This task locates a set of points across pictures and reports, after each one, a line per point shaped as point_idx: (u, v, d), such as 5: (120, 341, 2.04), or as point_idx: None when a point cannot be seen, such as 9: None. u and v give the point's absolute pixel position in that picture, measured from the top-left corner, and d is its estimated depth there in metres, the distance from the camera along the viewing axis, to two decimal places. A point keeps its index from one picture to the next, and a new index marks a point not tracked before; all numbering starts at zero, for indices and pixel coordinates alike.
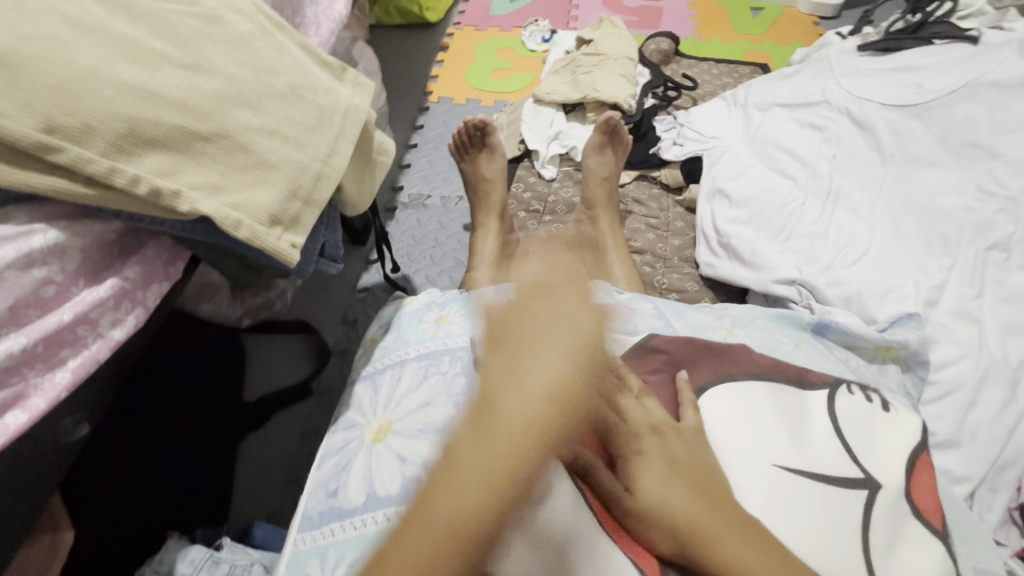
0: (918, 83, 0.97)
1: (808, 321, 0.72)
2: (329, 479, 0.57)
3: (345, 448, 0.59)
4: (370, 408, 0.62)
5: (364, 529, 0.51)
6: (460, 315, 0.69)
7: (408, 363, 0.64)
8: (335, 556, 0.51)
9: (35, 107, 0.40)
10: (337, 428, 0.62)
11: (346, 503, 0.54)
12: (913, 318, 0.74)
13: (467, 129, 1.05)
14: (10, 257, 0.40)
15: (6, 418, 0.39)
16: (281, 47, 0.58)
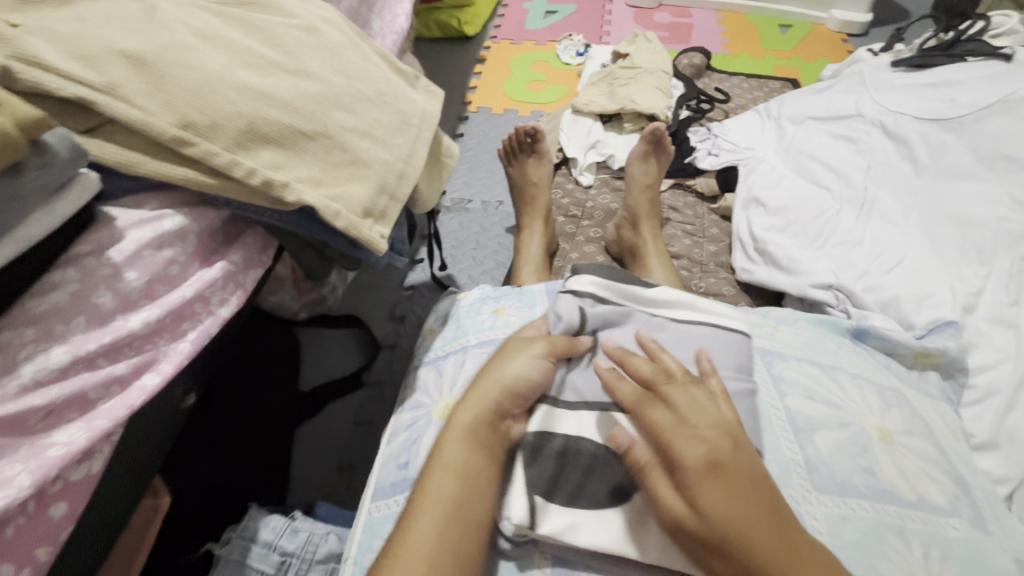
0: (952, 98, 1.00)
1: (847, 327, 0.74)
2: (400, 453, 0.60)
3: (413, 425, 0.62)
4: (435, 389, 0.64)
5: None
6: (516, 307, 0.72)
7: (469, 349, 0.67)
8: None
9: (173, 106, 0.46)
10: (404, 408, 0.65)
11: (418, 473, 0.57)
12: (952, 325, 0.76)
13: (517, 136, 1.10)
14: (147, 238, 0.45)
15: (143, 380, 0.43)
16: (365, 57, 0.64)
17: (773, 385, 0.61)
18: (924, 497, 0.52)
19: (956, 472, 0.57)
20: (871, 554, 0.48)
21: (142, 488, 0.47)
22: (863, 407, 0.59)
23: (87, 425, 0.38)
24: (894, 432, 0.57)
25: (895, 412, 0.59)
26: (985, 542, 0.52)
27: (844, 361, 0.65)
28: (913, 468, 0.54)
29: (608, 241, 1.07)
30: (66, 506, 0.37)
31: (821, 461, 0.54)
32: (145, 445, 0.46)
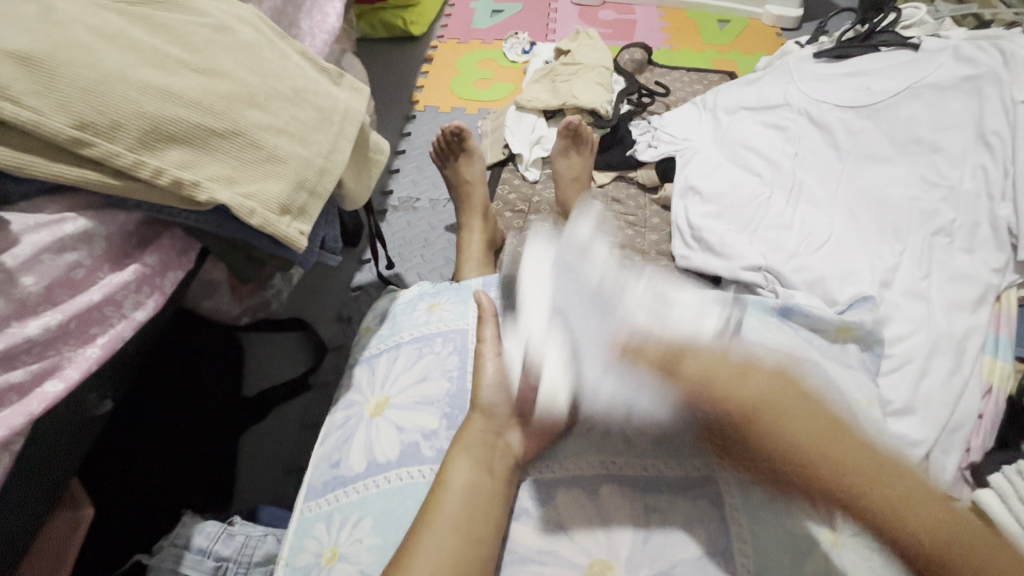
0: (867, 87, 1.06)
1: (773, 304, 0.76)
2: (332, 452, 0.60)
3: (346, 424, 0.62)
4: (369, 386, 0.65)
5: (367, 492, 0.55)
6: (450, 302, 0.72)
7: (403, 346, 0.68)
8: (340, 518, 0.54)
9: (69, 107, 0.45)
10: (338, 408, 0.65)
11: (348, 471, 0.57)
12: (868, 301, 0.80)
13: (444, 136, 1.11)
14: (46, 242, 0.44)
15: (45, 387, 0.42)
16: (283, 54, 0.63)
17: None
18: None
19: (865, 436, 0.60)
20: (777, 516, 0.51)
21: (55, 498, 0.46)
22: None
23: None
24: None
25: (811, 382, 0.62)
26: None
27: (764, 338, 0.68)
28: None
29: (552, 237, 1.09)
30: None
31: None
32: (53, 455, 0.44)
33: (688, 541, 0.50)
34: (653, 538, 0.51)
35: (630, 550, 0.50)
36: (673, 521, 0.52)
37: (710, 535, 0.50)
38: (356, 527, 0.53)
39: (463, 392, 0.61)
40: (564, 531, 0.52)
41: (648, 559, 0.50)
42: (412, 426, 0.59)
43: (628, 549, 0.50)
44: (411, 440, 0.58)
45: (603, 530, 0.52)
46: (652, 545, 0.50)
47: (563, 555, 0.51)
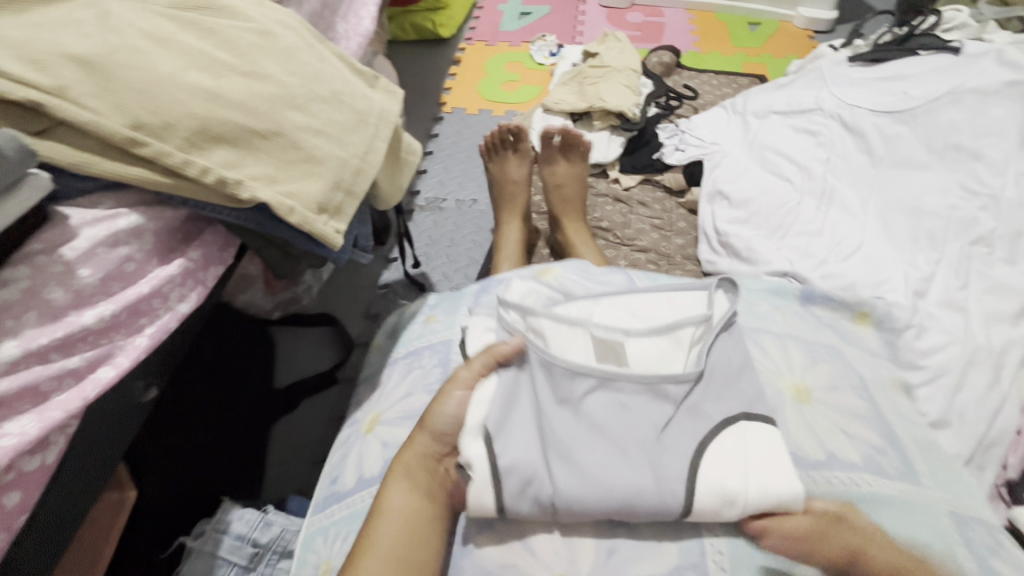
0: (904, 91, 1.04)
1: (793, 289, 0.75)
2: (332, 469, 0.62)
3: (346, 442, 0.64)
4: (369, 405, 0.67)
5: (356, 506, 0.56)
6: (444, 314, 0.74)
7: (397, 362, 0.70)
8: (335, 532, 0.55)
9: (125, 108, 0.47)
10: (341, 427, 0.67)
11: (344, 487, 0.58)
12: (884, 319, 0.74)
13: (500, 132, 1.13)
14: (102, 236, 0.47)
15: (98, 373, 0.44)
16: (322, 58, 0.65)
17: None
18: (834, 454, 0.56)
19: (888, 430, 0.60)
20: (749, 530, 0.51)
21: (105, 480, 0.49)
22: (783, 368, 0.64)
23: (40, 417, 0.39)
24: (814, 390, 0.61)
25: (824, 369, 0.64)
26: (913, 495, 0.54)
27: (776, 326, 0.70)
28: (827, 426, 0.59)
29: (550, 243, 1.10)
30: (19, 496, 0.39)
31: None
32: (103, 437, 0.47)
33: (659, 554, 0.50)
34: (620, 550, 0.50)
35: (593, 564, 0.49)
36: (680, 528, 0.51)
37: (685, 549, 0.50)
38: (346, 541, 0.53)
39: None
40: (525, 544, 0.51)
41: (613, 573, 0.49)
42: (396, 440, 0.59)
43: (590, 562, 0.49)
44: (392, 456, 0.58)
45: (565, 547, 0.50)
46: (618, 557, 0.49)
47: (527, 572, 0.49)
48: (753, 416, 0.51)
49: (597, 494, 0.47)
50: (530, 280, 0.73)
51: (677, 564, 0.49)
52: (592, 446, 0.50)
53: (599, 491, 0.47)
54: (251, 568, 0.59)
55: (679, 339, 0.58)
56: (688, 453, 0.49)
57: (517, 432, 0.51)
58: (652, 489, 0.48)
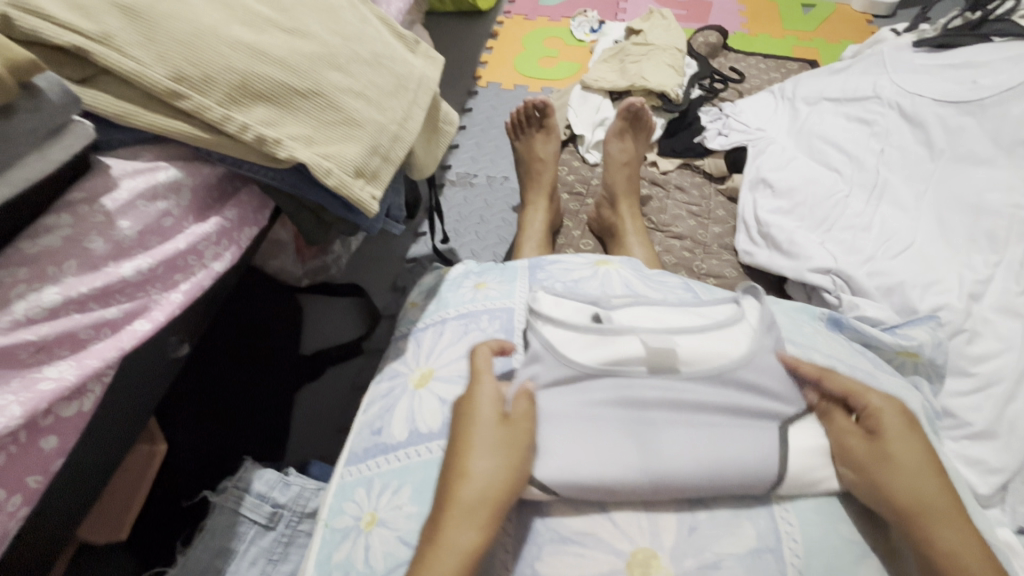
0: (973, 80, 0.96)
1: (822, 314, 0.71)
2: (374, 420, 0.61)
3: (390, 394, 0.62)
4: (414, 358, 0.65)
5: (408, 460, 0.55)
6: (497, 281, 0.72)
7: (448, 321, 0.68)
8: (380, 484, 0.55)
9: (167, 59, 0.46)
10: (382, 377, 0.65)
11: (390, 439, 0.58)
12: (931, 319, 0.70)
13: (527, 109, 1.10)
14: (141, 188, 0.46)
15: (134, 325, 0.44)
16: (364, 19, 0.64)
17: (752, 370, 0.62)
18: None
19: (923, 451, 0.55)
20: (827, 514, 0.49)
21: (137, 432, 0.49)
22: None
23: (78, 364, 0.40)
24: None
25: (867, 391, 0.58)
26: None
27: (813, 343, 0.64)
28: None
29: (589, 220, 1.07)
30: (57, 440, 0.39)
31: None
32: (136, 392, 0.47)
33: (737, 534, 0.48)
34: (700, 527, 0.48)
35: (674, 539, 0.48)
36: (721, 513, 0.49)
37: (761, 530, 0.48)
38: (396, 494, 0.53)
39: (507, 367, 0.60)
40: (606, 515, 0.49)
41: (694, 549, 0.47)
42: (454, 398, 0.58)
43: (672, 537, 0.48)
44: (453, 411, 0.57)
45: (647, 516, 0.49)
46: (700, 534, 0.48)
47: (604, 538, 0.48)
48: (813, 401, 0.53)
49: (685, 460, 0.48)
50: (586, 266, 0.72)
51: (757, 546, 0.47)
52: (678, 415, 0.50)
53: (689, 454, 0.48)
54: (270, 527, 0.60)
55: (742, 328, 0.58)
56: (765, 426, 0.51)
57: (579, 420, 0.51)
58: (741, 465, 0.48)
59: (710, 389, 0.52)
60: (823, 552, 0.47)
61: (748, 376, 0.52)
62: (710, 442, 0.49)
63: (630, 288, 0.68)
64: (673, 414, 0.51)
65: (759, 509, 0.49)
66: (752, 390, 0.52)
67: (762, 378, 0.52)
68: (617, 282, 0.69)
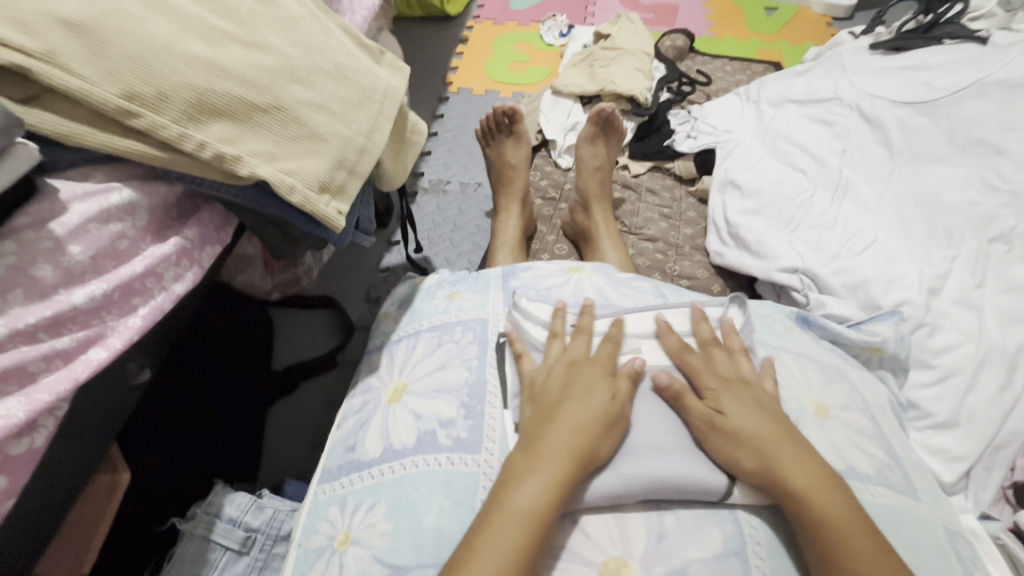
0: (927, 81, 1.00)
1: (790, 311, 0.70)
2: (348, 436, 0.60)
3: (363, 408, 0.61)
4: (387, 372, 0.64)
5: (381, 478, 0.54)
6: (470, 290, 0.71)
7: (422, 334, 0.67)
8: (353, 502, 0.53)
9: (117, 76, 0.44)
10: (356, 393, 0.64)
11: (364, 456, 0.56)
12: (894, 315, 0.73)
13: (494, 117, 1.09)
14: (92, 211, 0.45)
15: (89, 354, 0.42)
16: (326, 30, 0.63)
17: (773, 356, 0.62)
18: (853, 466, 0.52)
19: (891, 447, 0.56)
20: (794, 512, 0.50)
21: (96, 464, 0.47)
22: (802, 383, 0.59)
23: (27, 399, 0.38)
24: (831, 408, 0.56)
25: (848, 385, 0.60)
26: (916, 510, 0.51)
27: (787, 341, 0.64)
28: (844, 440, 0.54)
29: (563, 225, 1.08)
30: (7, 480, 0.37)
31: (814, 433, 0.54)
32: (95, 419, 0.45)
33: (703, 540, 0.47)
34: (668, 535, 0.47)
35: (644, 547, 0.46)
36: (688, 516, 0.49)
37: (728, 534, 0.47)
38: (370, 512, 0.52)
39: (484, 380, 0.59)
40: (578, 525, 0.48)
41: (663, 556, 0.46)
42: (429, 414, 0.57)
43: (642, 544, 0.47)
44: (428, 428, 0.56)
45: (617, 524, 0.48)
46: (669, 541, 0.47)
47: (578, 550, 0.46)
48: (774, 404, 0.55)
49: (652, 469, 0.48)
50: (560, 274, 0.72)
51: (723, 550, 0.46)
52: (645, 428, 0.52)
53: (658, 462, 0.49)
54: (243, 552, 0.58)
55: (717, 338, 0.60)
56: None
57: (587, 404, 0.51)
58: (703, 472, 0.49)
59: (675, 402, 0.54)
60: (785, 551, 0.47)
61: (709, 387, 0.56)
62: (677, 453, 0.50)
63: (602, 295, 0.68)
64: (639, 427, 0.53)
65: (724, 514, 0.49)
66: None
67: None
68: (589, 289, 0.69)
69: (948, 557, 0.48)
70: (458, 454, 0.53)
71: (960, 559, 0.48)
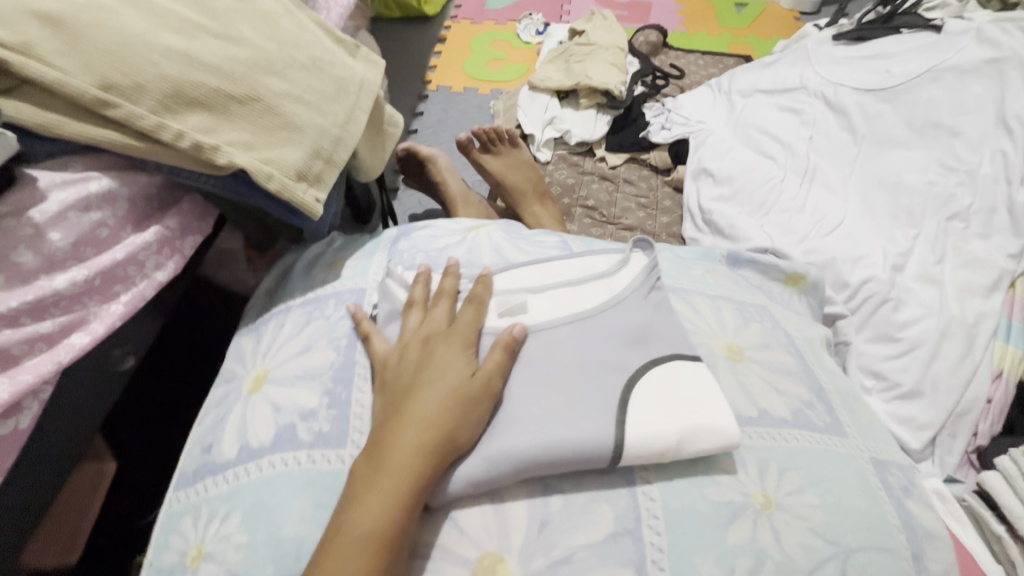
0: (887, 69, 1.04)
1: (720, 255, 0.71)
2: (207, 434, 0.51)
3: (223, 401, 0.52)
4: (251, 355, 0.55)
5: (237, 483, 0.46)
6: (354, 257, 0.64)
7: (291, 309, 0.59)
8: (207, 513, 0.45)
9: (93, 68, 0.45)
10: (217, 382, 0.55)
11: (218, 458, 0.48)
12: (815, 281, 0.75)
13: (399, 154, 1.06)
14: (72, 199, 0.45)
15: (72, 339, 0.44)
16: (301, 24, 0.64)
17: (685, 304, 0.60)
18: (765, 411, 0.51)
19: (815, 382, 0.56)
20: (701, 478, 0.46)
21: (83, 450, 0.48)
22: (715, 326, 0.58)
23: (12, 380, 0.39)
24: (746, 349, 0.56)
25: (766, 325, 0.59)
26: (838, 446, 0.51)
27: (705, 284, 0.64)
28: (759, 384, 0.53)
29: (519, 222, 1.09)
30: None
31: (734, 382, 0.53)
32: (81, 404, 0.46)
33: (594, 521, 0.43)
34: (552, 520, 0.43)
35: (524, 539, 0.42)
36: (577, 497, 0.44)
37: (620, 511, 0.44)
38: (224, 523, 0.44)
39: (352, 363, 0.52)
40: (451, 520, 0.43)
41: (543, 547, 0.42)
42: (290, 405, 0.49)
43: (521, 535, 0.42)
44: (287, 421, 0.48)
45: (495, 514, 0.43)
46: (551, 529, 0.42)
47: (451, 548, 0.42)
48: (679, 355, 0.50)
49: (520, 449, 0.43)
50: (456, 232, 0.66)
51: (614, 531, 0.43)
52: (517, 400, 0.47)
53: (529, 438, 0.44)
54: None
55: (611, 285, 0.55)
56: (615, 395, 0.46)
57: (439, 381, 0.45)
58: (581, 437, 0.44)
59: (551, 368, 0.49)
60: (689, 521, 0.44)
61: (599, 343, 0.50)
62: (549, 424, 0.44)
63: (499, 252, 0.62)
64: (514, 399, 0.47)
65: (621, 486, 0.45)
66: (605, 354, 0.49)
67: (617, 343, 0.50)
68: (485, 246, 0.63)
69: (874, 492, 0.48)
70: (319, 450, 0.47)
71: (888, 490, 0.49)
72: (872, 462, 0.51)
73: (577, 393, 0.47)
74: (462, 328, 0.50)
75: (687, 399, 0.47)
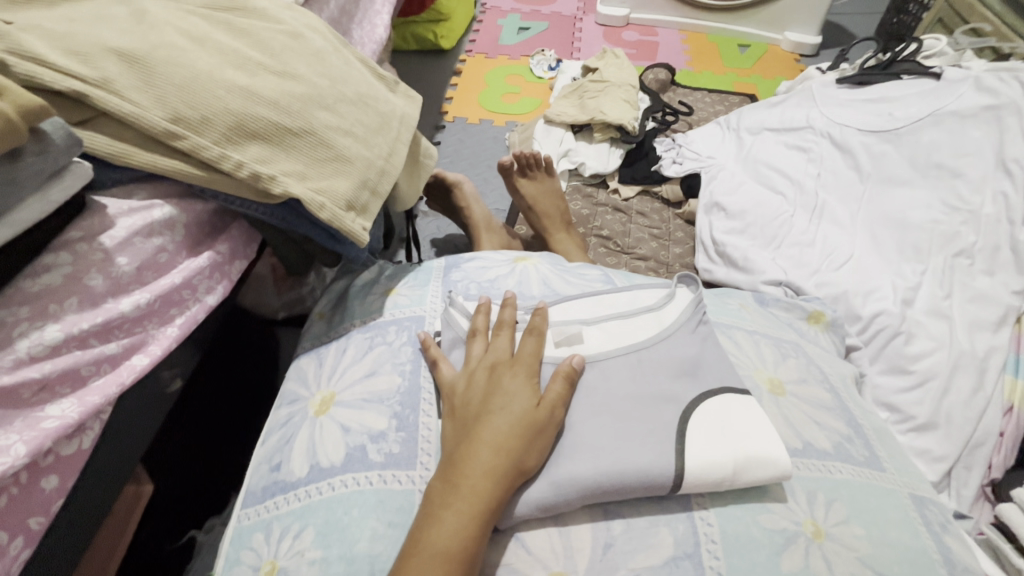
0: (889, 112, 1.09)
1: (748, 294, 0.74)
2: (272, 454, 0.52)
3: (289, 422, 0.54)
4: (315, 379, 0.57)
5: (310, 500, 0.47)
6: (409, 286, 0.66)
7: (353, 336, 0.60)
8: (280, 529, 0.46)
9: (165, 102, 0.48)
10: (281, 403, 0.56)
11: (289, 476, 0.49)
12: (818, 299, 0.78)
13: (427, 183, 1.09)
14: (137, 225, 0.47)
15: (133, 360, 0.45)
16: (347, 61, 0.67)
17: (726, 339, 0.63)
18: (810, 443, 0.53)
19: (851, 416, 0.58)
20: (753, 505, 0.48)
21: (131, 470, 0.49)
22: (756, 361, 0.61)
23: (79, 401, 0.40)
24: (786, 383, 0.59)
25: (800, 360, 0.62)
26: (878, 480, 0.53)
27: (741, 320, 0.67)
28: (801, 417, 0.55)
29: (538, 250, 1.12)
30: (58, 479, 0.39)
31: (783, 417, 0.55)
32: (133, 424, 0.47)
33: (655, 545, 0.45)
34: (616, 543, 0.45)
35: (588, 561, 0.44)
36: (638, 521, 0.46)
37: (680, 535, 0.46)
38: (298, 538, 0.45)
39: (417, 388, 0.54)
40: (519, 540, 0.45)
41: (608, 569, 0.43)
42: (359, 426, 0.51)
43: (586, 557, 0.44)
44: (358, 442, 0.50)
45: (560, 537, 0.45)
46: (615, 551, 0.44)
47: (519, 569, 0.44)
48: (729, 388, 0.51)
49: (586, 474, 0.45)
50: (504, 264, 0.69)
51: (673, 555, 0.44)
52: (580, 427, 0.49)
53: (593, 464, 0.46)
54: None
55: (660, 318, 0.57)
56: (671, 423, 0.48)
57: (512, 407, 0.46)
58: (645, 463, 0.45)
59: (613, 396, 0.51)
60: (743, 546, 0.45)
61: (653, 374, 0.52)
62: (615, 450, 0.46)
63: (547, 285, 0.66)
64: (576, 426, 0.49)
65: (679, 512, 0.47)
66: (661, 385, 0.51)
67: (672, 374, 0.52)
68: (535, 280, 0.66)
69: (915, 526, 0.49)
70: (390, 471, 0.48)
71: (929, 526, 0.50)
72: (909, 496, 0.52)
73: (640, 421, 0.49)
74: (527, 356, 0.51)
75: (740, 430, 0.48)
